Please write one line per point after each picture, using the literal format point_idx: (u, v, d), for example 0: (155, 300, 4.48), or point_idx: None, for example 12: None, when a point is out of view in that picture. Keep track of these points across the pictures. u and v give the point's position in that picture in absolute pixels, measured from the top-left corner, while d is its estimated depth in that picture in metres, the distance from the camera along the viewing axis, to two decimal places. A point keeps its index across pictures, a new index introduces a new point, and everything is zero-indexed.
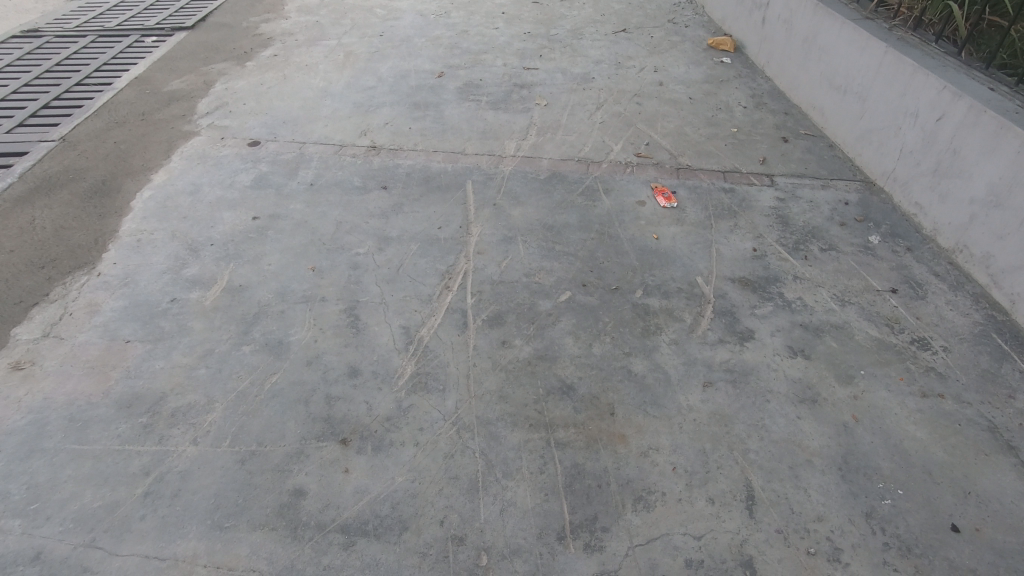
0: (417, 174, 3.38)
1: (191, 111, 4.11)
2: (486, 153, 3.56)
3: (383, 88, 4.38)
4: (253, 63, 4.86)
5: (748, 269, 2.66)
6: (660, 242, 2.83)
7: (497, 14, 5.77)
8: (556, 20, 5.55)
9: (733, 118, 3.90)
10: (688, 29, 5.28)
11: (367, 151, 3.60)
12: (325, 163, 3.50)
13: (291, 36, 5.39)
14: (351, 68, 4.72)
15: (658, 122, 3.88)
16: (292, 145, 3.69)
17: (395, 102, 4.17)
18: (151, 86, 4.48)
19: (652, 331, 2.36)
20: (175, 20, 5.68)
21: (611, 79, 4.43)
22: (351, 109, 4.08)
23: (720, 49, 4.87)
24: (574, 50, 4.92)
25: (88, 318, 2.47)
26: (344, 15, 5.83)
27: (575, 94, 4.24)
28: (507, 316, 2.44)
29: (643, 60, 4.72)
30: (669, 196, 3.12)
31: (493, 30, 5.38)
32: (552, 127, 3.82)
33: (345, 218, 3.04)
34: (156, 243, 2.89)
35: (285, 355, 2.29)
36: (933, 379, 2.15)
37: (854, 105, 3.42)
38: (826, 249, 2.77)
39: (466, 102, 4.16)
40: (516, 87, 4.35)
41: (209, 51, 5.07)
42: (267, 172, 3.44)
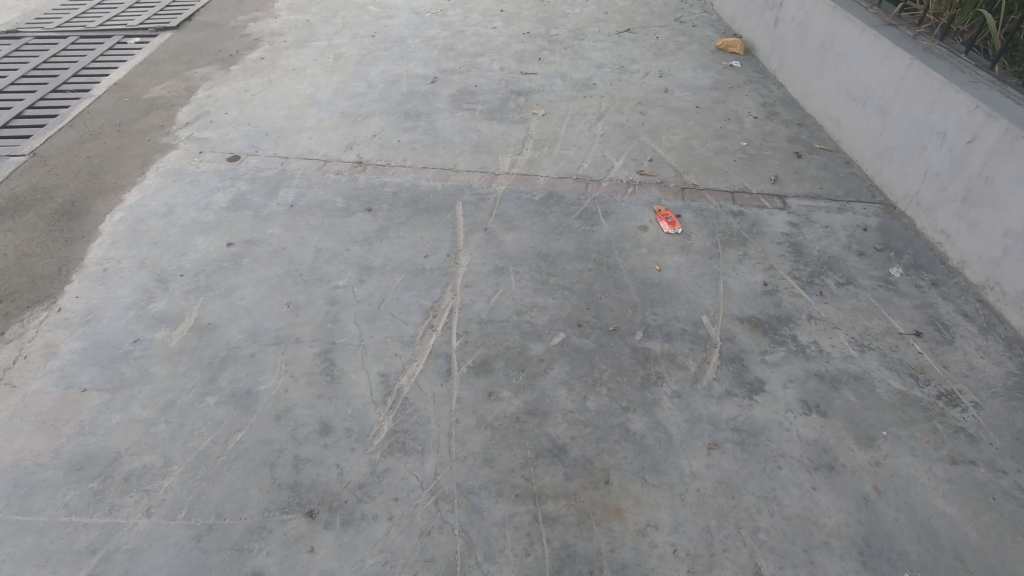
0: (405, 193, 3.18)
1: (170, 121, 3.90)
2: (479, 170, 3.34)
3: (373, 94, 4.15)
4: (238, 66, 4.63)
5: (758, 307, 2.45)
6: (663, 274, 2.62)
7: (495, 12, 5.51)
8: (558, 19, 5.29)
9: (743, 129, 3.66)
10: (696, 29, 5.01)
11: (352, 167, 3.40)
12: (308, 180, 3.30)
13: (279, 36, 5.16)
14: (340, 73, 4.49)
15: (663, 133, 3.64)
16: (274, 160, 3.48)
17: (385, 111, 3.95)
18: (130, 93, 4.27)
19: (653, 382, 2.16)
20: (160, 19, 5.46)
21: (614, 85, 4.18)
22: (338, 119, 3.86)
23: (729, 51, 4.60)
24: (575, 52, 4.67)
25: (44, 363, 2.30)
26: (335, 13, 5.59)
27: (575, 102, 4.00)
28: (495, 363, 2.24)
29: (648, 64, 4.47)
30: (673, 220, 2.89)
31: (491, 30, 5.13)
32: (550, 140, 3.60)
33: (326, 245, 2.83)
34: (123, 273, 2.70)
35: (253, 407, 2.11)
36: (964, 443, 1.94)
37: (874, 119, 3.17)
38: (844, 283, 2.55)
39: (460, 110, 3.93)
40: (513, 93, 4.11)
41: (193, 53, 4.84)
42: (246, 190, 3.23)
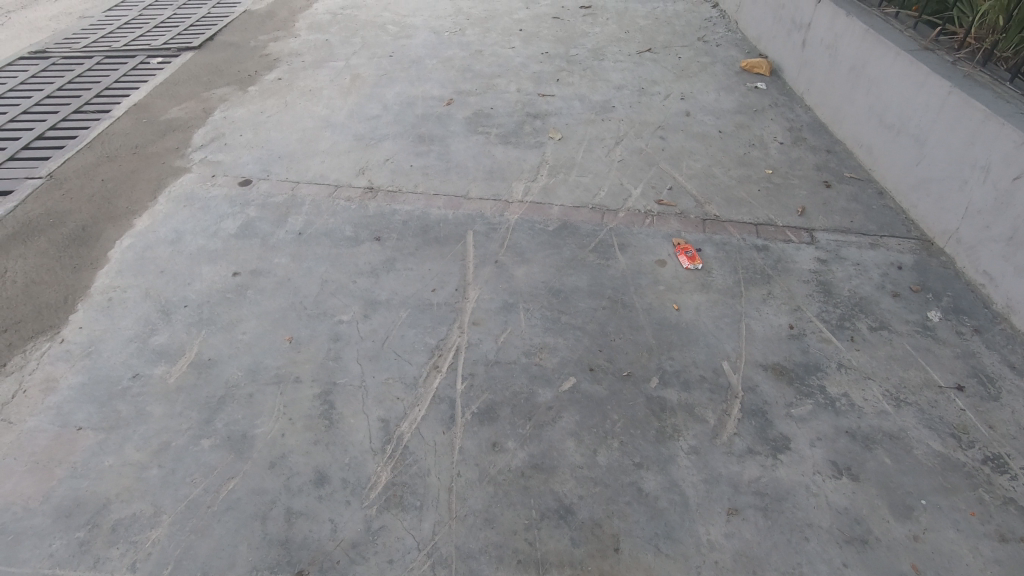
0: (415, 222, 3.10)
1: (185, 144, 3.90)
2: (491, 198, 3.25)
3: (388, 117, 4.11)
4: (256, 87, 4.65)
5: (783, 353, 2.29)
6: (681, 314, 2.48)
7: (514, 32, 5.46)
8: (577, 38, 5.21)
9: (768, 156, 3.51)
10: (719, 49, 4.88)
11: (363, 193, 3.33)
12: (318, 207, 3.24)
13: (298, 56, 5.17)
14: (356, 94, 4.46)
15: (683, 160, 3.51)
16: (285, 184, 3.44)
17: (398, 134, 3.89)
18: (148, 114, 4.30)
19: (668, 435, 2.02)
20: (183, 39, 5.54)
21: (633, 108, 4.07)
22: (352, 142, 3.82)
23: (754, 72, 4.46)
24: (594, 73, 4.57)
25: (42, 398, 2.25)
26: (354, 33, 5.60)
27: (592, 126, 3.90)
28: (500, 409, 2.13)
29: (669, 86, 4.35)
30: (693, 255, 2.75)
31: (509, 50, 5.07)
32: (565, 166, 3.49)
33: (332, 276, 2.76)
34: (127, 304, 2.66)
35: (247, 453, 2.03)
36: (1013, 517, 1.76)
37: (909, 149, 3.00)
38: (877, 328, 2.38)
39: (474, 134, 3.86)
40: (529, 117, 4.03)
41: (213, 73, 4.87)
42: (255, 217, 3.19)
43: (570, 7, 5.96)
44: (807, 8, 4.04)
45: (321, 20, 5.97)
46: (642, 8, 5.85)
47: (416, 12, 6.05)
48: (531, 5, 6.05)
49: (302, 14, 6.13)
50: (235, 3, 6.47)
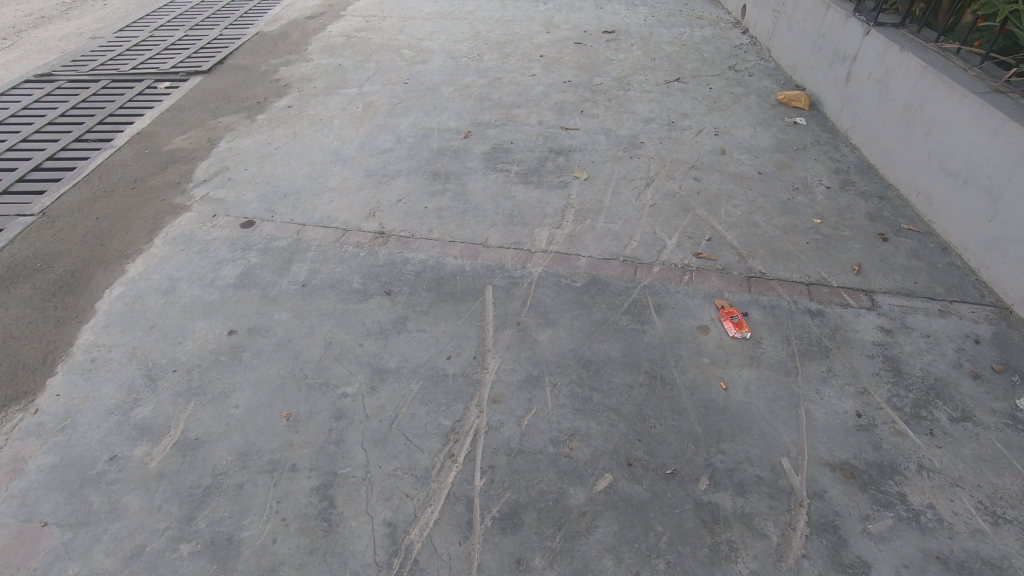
0: (429, 273, 2.83)
1: (186, 178, 3.68)
2: (512, 246, 2.98)
3: (401, 150, 3.87)
4: (264, 115, 4.44)
5: (852, 448, 1.99)
6: (730, 395, 2.18)
7: (534, 57, 5.23)
8: (600, 65, 4.97)
9: (814, 202, 3.21)
10: (752, 79, 4.61)
11: (373, 238, 3.08)
12: (323, 253, 2.99)
13: (309, 81, 4.98)
14: (368, 124, 4.24)
15: (721, 205, 3.22)
16: (289, 226, 3.20)
17: (412, 170, 3.65)
18: (150, 144, 4.09)
19: (723, 555, 1.72)
20: (192, 63, 5.39)
21: (663, 144, 3.80)
22: (362, 179, 3.58)
23: (792, 105, 4.18)
24: (620, 104, 4.31)
25: (7, 484, 2.00)
26: (368, 57, 5.41)
27: (620, 163, 3.63)
28: (526, 514, 1.84)
29: (701, 119, 4.08)
30: (739, 321, 2.46)
31: (529, 77, 4.83)
32: (592, 210, 3.22)
33: (336, 337, 2.50)
34: (111, 366, 2.41)
35: (232, 563, 1.75)
36: None
37: (979, 202, 2.69)
38: (959, 418, 2.07)
39: (493, 171, 3.61)
40: (552, 152, 3.77)
41: (220, 100, 4.68)
42: (256, 264, 2.94)
43: (591, 31, 5.74)
44: (851, 40, 3.77)
45: (335, 42, 5.79)
46: (667, 33, 5.61)
47: (432, 35, 5.85)
48: (551, 29, 5.84)
49: (315, 36, 5.95)
50: (248, 25, 6.34)
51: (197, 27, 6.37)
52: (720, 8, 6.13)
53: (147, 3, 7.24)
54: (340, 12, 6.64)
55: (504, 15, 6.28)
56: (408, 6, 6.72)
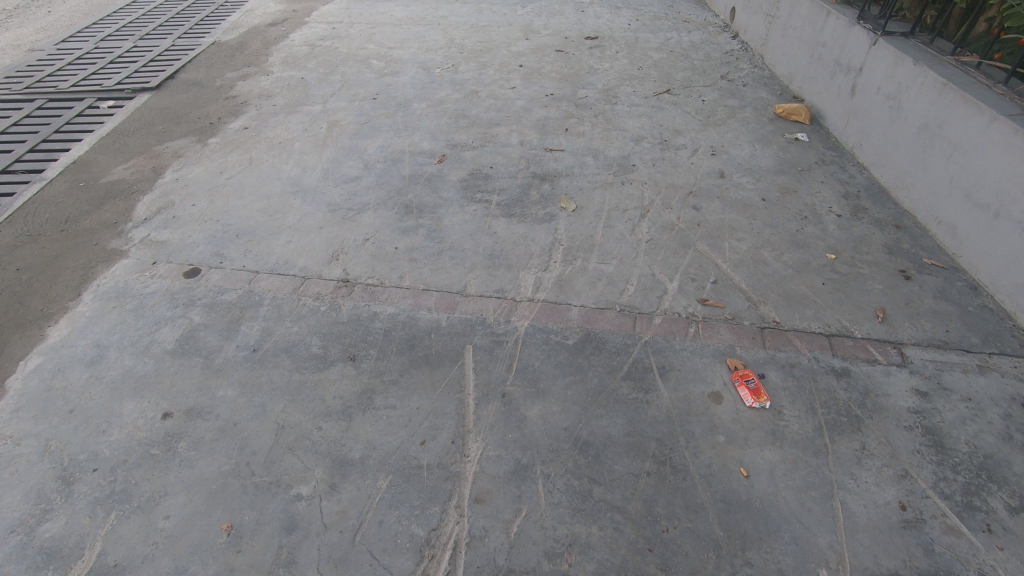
0: (400, 331, 2.47)
1: (125, 216, 3.26)
2: (494, 295, 2.63)
3: (370, 178, 3.50)
4: (217, 138, 4.02)
5: (900, 553, 1.69)
6: (753, 484, 1.87)
7: (513, 67, 4.88)
8: (585, 76, 4.64)
9: (826, 233, 2.91)
10: (747, 89, 4.32)
11: (336, 288, 2.71)
12: (279, 308, 2.61)
13: (269, 98, 4.57)
14: (333, 147, 3.86)
15: (725, 238, 2.91)
16: (241, 275, 2.81)
17: (381, 202, 3.28)
18: (87, 175, 3.65)
19: None
20: (140, 79, 4.95)
21: (656, 167, 3.48)
22: (325, 214, 3.20)
23: (791, 118, 3.89)
24: (607, 121, 3.99)
25: None
26: (335, 69, 5.01)
27: (611, 190, 3.29)
28: None
29: (695, 137, 3.77)
30: (756, 387, 2.14)
31: (508, 90, 4.48)
32: (583, 247, 2.89)
33: (291, 419, 2.13)
34: (17, 466, 2.02)
35: None
36: None
37: (1013, 238, 2.42)
38: (1017, 508, 1.78)
39: (471, 202, 3.25)
40: (535, 178, 3.43)
41: (169, 121, 4.25)
42: (199, 323, 2.56)
43: (573, 37, 5.41)
44: (856, 50, 3.49)
45: (298, 53, 5.37)
46: (653, 39, 5.30)
47: (403, 43, 5.47)
48: (530, 35, 5.49)
49: (276, 46, 5.54)
50: (203, 36, 5.91)
51: (147, 38, 5.91)
52: (707, 11, 5.84)
53: (94, 11, 6.73)
54: (304, 19, 6.22)
55: (480, 20, 5.92)
56: (378, 12, 6.32)
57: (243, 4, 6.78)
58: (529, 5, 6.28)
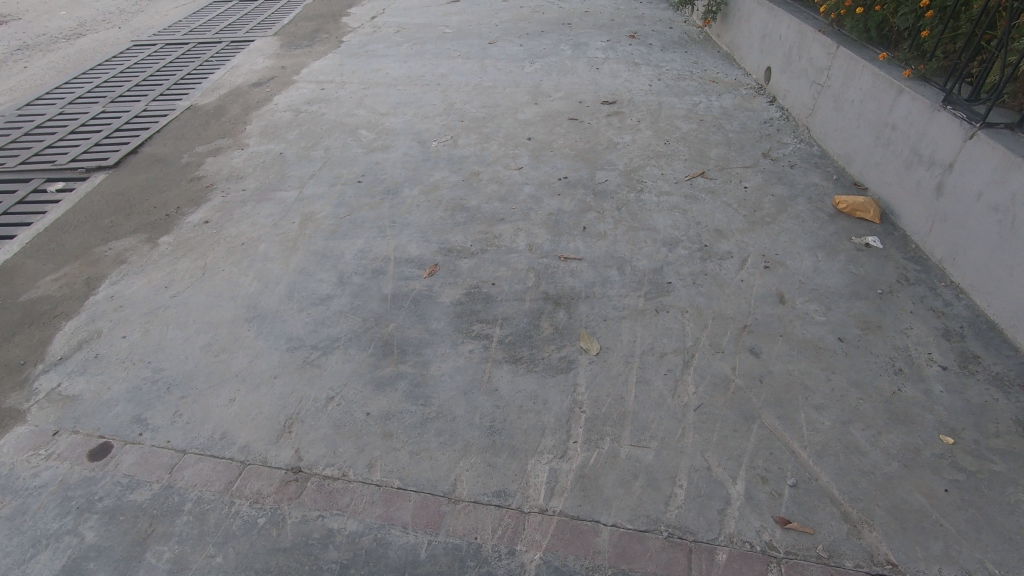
0: (362, 569, 1.78)
1: (35, 355, 2.62)
2: (494, 502, 1.94)
3: (344, 299, 2.86)
4: (170, 237, 3.40)
5: None
6: None
7: (520, 141, 4.29)
8: (602, 154, 4.03)
9: (933, 398, 2.21)
10: (796, 173, 3.68)
11: (282, 484, 2.03)
12: (202, 521, 1.93)
13: (240, 179, 3.98)
14: (305, 250, 3.23)
15: (798, 405, 2.21)
16: (161, 457, 2.14)
17: (354, 337, 2.62)
18: (7, 290, 3.04)
19: None
20: (99, 154, 4.40)
21: (697, 286, 2.81)
22: (283, 355, 2.55)
23: (856, 216, 3.23)
24: (632, 216, 3.34)
25: None
26: (319, 141, 4.45)
27: (643, 322, 2.62)
28: None
29: (741, 242, 3.11)
30: None
31: (514, 172, 3.87)
32: (612, 418, 2.20)
33: None
34: None
35: None
36: None
37: None
38: None
39: (466, 338, 2.59)
40: (547, 300, 2.77)
41: (119, 212, 3.64)
42: (90, 547, 1.87)
43: (587, 101, 4.83)
44: (944, 142, 2.83)
45: (280, 120, 4.82)
46: (678, 104, 4.70)
47: (397, 108, 4.91)
48: (539, 99, 4.92)
49: (257, 112, 5.00)
50: (179, 99, 5.40)
51: (118, 101, 5.40)
52: (736, 70, 5.26)
53: (68, 70, 6.26)
54: (292, 78, 5.70)
55: (484, 80, 5.37)
56: (372, 69, 5.80)
57: (229, 60, 6.31)
58: (537, 61, 5.74)
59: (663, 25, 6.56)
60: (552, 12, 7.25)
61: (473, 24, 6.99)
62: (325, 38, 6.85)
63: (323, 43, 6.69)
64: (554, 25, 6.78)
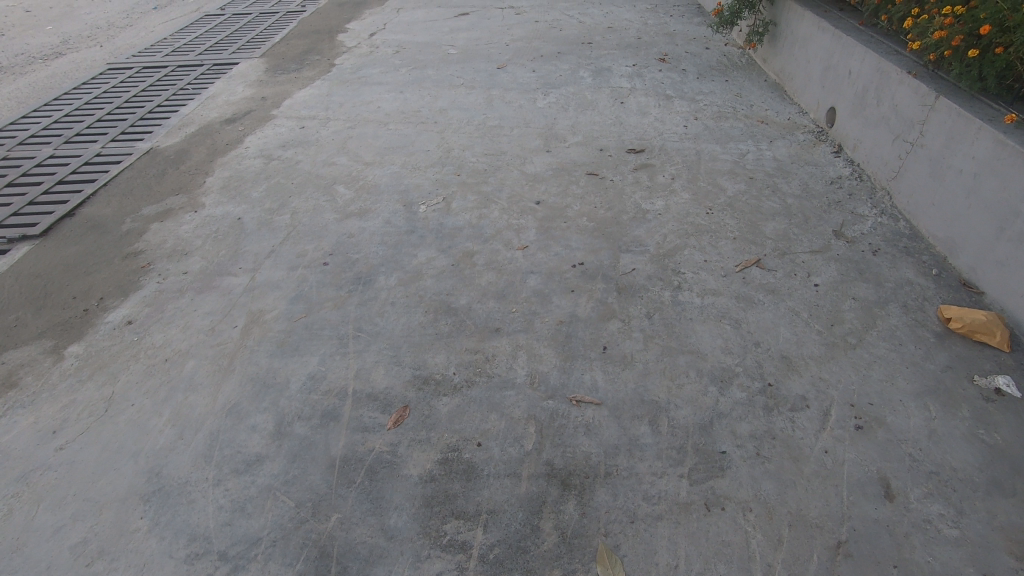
0: None
1: None
2: None
3: (278, 464, 2.12)
4: (79, 346, 2.70)
5: None
6: None
7: (526, 204, 3.51)
8: (627, 227, 3.23)
9: None
10: (882, 265, 2.84)
11: None
12: None
13: (185, 255, 3.27)
14: (241, 374, 2.50)
15: None
16: None
17: (281, 539, 1.88)
18: None
19: None
20: (32, 216, 3.74)
21: (763, 462, 2.00)
22: (177, 570, 1.82)
23: (976, 339, 2.38)
24: (668, 331, 2.54)
25: None
26: (288, 200, 3.72)
27: (688, 529, 1.83)
28: None
29: (819, 379, 2.29)
30: None
31: (517, 252, 3.10)
32: None
33: None
34: None
35: None
36: None
37: None
38: None
39: (435, 547, 1.83)
40: (552, 479, 2.00)
41: (29, 306, 2.96)
42: None
43: (610, 148, 4.03)
44: None
45: (247, 170, 4.11)
46: (722, 154, 3.87)
47: (384, 155, 4.16)
48: (551, 144, 4.13)
49: (223, 158, 4.29)
50: (141, 138, 4.71)
51: (73, 141, 4.74)
52: (789, 107, 4.40)
53: (31, 99, 5.64)
54: (270, 112, 4.99)
55: (488, 117, 4.60)
56: (362, 101, 5.07)
57: (206, 88, 5.62)
58: (552, 92, 4.95)
59: (698, 45, 5.70)
60: (570, 29, 6.44)
61: (481, 43, 6.22)
62: (316, 60, 6.14)
63: (313, 66, 5.99)
64: (572, 45, 5.98)
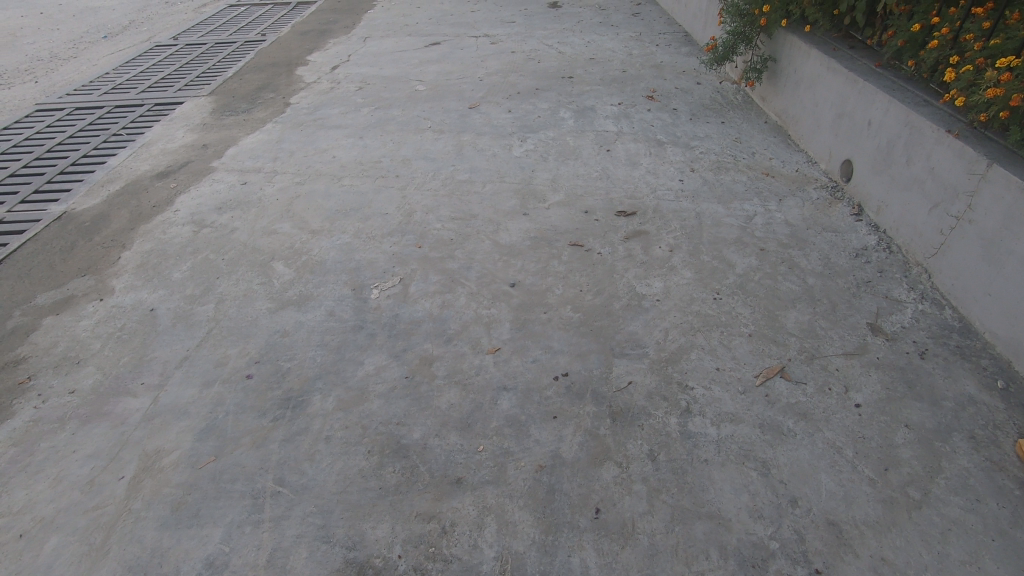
0: None
1: None
2: None
3: None
4: None
5: None
6: None
7: (499, 287, 2.94)
8: (620, 320, 2.67)
9: None
10: (935, 374, 2.31)
11: None
12: None
13: (76, 365, 2.65)
14: (116, 561, 1.88)
15: None
16: None
17: None
18: None
19: None
20: None
21: None
22: None
23: None
24: (678, 483, 1.97)
25: None
26: (215, 282, 3.11)
27: None
28: None
29: (881, 562, 1.73)
30: None
31: (486, 358, 2.52)
32: None
33: None
34: None
35: None
36: None
37: None
38: None
39: None
40: None
41: None
42: None
43: (596, 209, 3.49)
44: None
45: (173, 240, 3.50)
46: (725, 216, 3.34)
47: (335, 219, 3.58)
48: (528, 205, 3.58)
49: (147, 225, 3.68)
50: (56, 199, 4.08)
51: None
52: (796, 155, 3.91)
53: None
54: (210, 164, 4.39)
55: (457, 169, 4.05)
56: (316, 149, 4.49)
57: (142, 134, 5.00)
58: (529, 137, 4.42)
59: (689, 80, 5.23)
60: (549, 60, 5.94)
61: (453, 78, 5.69)
62: (270, 98, 5.56)
63: (266, 106, 5.41)
64: (552, 79, 5.47)
